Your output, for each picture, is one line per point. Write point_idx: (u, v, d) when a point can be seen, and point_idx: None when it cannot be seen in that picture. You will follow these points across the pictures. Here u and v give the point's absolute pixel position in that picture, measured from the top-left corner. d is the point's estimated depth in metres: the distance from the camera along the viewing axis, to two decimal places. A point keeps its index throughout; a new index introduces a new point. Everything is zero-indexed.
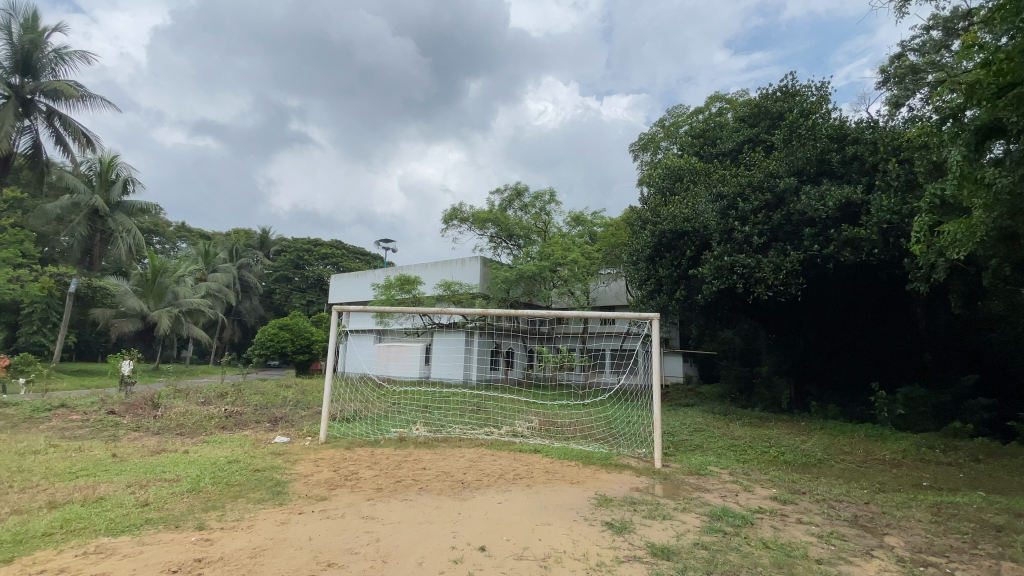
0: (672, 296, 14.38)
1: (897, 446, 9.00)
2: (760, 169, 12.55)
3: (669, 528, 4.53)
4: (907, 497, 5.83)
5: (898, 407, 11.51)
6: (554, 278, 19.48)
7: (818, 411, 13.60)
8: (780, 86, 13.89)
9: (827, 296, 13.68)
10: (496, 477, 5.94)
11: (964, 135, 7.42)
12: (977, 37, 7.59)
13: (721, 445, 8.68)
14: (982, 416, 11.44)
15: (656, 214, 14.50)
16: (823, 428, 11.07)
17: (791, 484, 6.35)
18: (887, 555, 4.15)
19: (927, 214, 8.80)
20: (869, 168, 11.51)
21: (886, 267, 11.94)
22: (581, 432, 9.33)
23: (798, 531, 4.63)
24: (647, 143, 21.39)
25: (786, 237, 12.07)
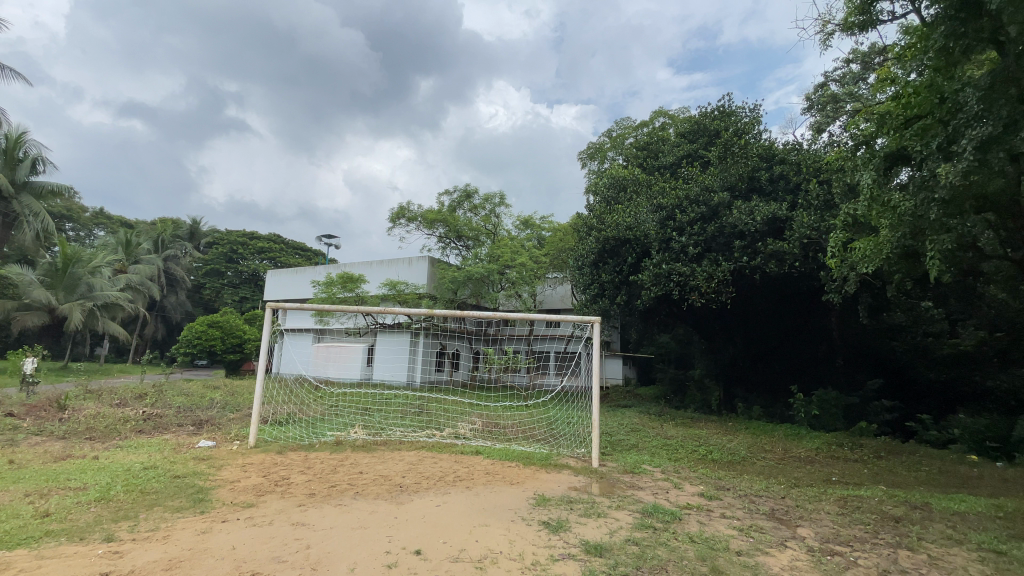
0: (614, 301, 14.83)
1: (811, 444, 9.76)
2: (696, 183, 13.21)
3: (603, 525, 4.67)
4: (818, 491, 6.33)
5: (813, 408, 12.48)
6: (502, 280, 19.56)
7: (744, 412, 14.49)
8: (717, 105, 14.77)
9: (754, 304, 14.58)
10: (436, 479, 5.88)
11: (875, 161, 8.21)
12: (889, 72, 8.42)
13: (654, 445, 9.07)
14: (884, 417, 12.64)
15: (600, 221, 14.95)
16: (747, 428, 11.81)
17: (717, 481, 6.72)
18: (798, 545, 4.50)
19: (842, 231, 9.63)
20: (792, 187, 12.45)
21: (806, 279, 12.93)
22: (523, 433, 9.45)
23: (722, 526, 4.90)
24: (595, 152, 21.99)
25: (719, 248, 12.77)
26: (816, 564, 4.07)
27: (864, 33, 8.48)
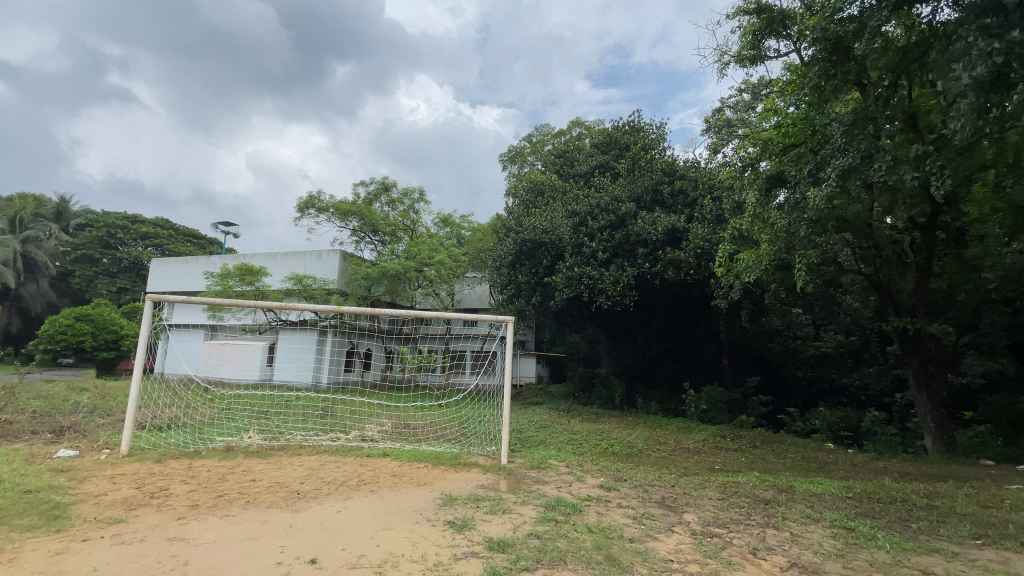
0: (529, 302, 15.17)
1: (700, 436, 10.68)
2: (607, 193, 13.94)
3: (508, 521, 4.77)
4: (703, 479, 6.96)
5: (702, 403, 13.69)
6: (419, 278, 19.18)
7: (643, 407, 15.53)
8: (628, 121, 15.72)
9: (655, 308, 15.66)
10: (337, 484, 5.65)
11: (759, 182, 9.20)
12: (773, 103, 9.49)
13: (561, 440, 9.43)
14: (761, 410, 14.18)
15: (518, 223, 15.25)
16: (646, 422, 12.67)
17: (615, 472, 7.14)
18: (684, 529, 4.92)
19: (729, 243, 10.68)
20: (690, 202, 13.54)
21: (700, 286, 14.12)
22: (433, 433, 9.36)
23: (618, 515, 5.22)
24: (516, 156, 22.34)
25: (625, 254, 13.55)
26: (697, 545, 4.48)
27: (754, 66, 9.42)
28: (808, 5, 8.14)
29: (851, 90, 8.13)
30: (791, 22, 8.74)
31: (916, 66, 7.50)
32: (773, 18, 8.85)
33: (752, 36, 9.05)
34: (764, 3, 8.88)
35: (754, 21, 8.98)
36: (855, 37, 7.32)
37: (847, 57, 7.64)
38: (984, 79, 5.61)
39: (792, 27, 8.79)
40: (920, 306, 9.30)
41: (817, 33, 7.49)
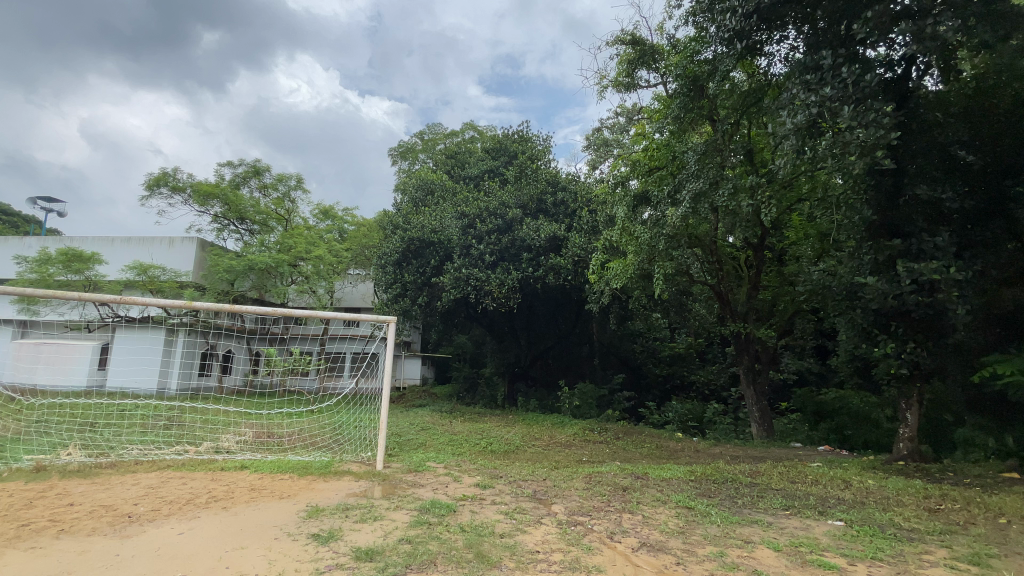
0: (414, 302, 14.90)
1: (571, 430, 11.38)
2: (495, 197, 14.32)
3: (378, 528, 4.64)
4: (571, 471, 7.44)
5: (576, 400, 14.63)
6: (294, 274, 17.83)
7: (523, 405, 16.13)
8: (518, 130, 16.37)
9: (537, 310, 16.38)
10: (181, 503, 5.01)
11: (628, 199, 10.18)
12: (642, 127, 10.50)
13: (441, 441, 9.42)
14: (625, 405, 15.55)
15: (405, 221, 14.95)
16: (524, 419, 13.18)
17: (491, 470, 7.32)
18: (552, 520, 5.21)
19: (602, 253, 11.61)
20: (570, 212, 14.46)
21: (578, 291, 15.05)
22: (302, 441, 8.76)
23: (491, 512, 5.36)
24: (406, 152, 21.81)
25: (511, 258, 13.94)
26: (562, 535, 4.77)
27: (628, 93, 10.35)
28: (673, 44, 9.20)
29: (704, 125, 9.36)
30: (660, 57, 9.75)
31: (754, 109, 8.91)
32: (645, 51, 9.80)
33: (627, 65, 9.96)
34: (638, 36, 9.82)
35: (629, 52, 9.90)
36: (709, 78, 8.50)
37: (702, 94, 8.81)
38: (803, 126, 6.82)
39: (660, 61, 9.81)
40: (750, 313, 10.96)
41: (679, 69, 8.74)
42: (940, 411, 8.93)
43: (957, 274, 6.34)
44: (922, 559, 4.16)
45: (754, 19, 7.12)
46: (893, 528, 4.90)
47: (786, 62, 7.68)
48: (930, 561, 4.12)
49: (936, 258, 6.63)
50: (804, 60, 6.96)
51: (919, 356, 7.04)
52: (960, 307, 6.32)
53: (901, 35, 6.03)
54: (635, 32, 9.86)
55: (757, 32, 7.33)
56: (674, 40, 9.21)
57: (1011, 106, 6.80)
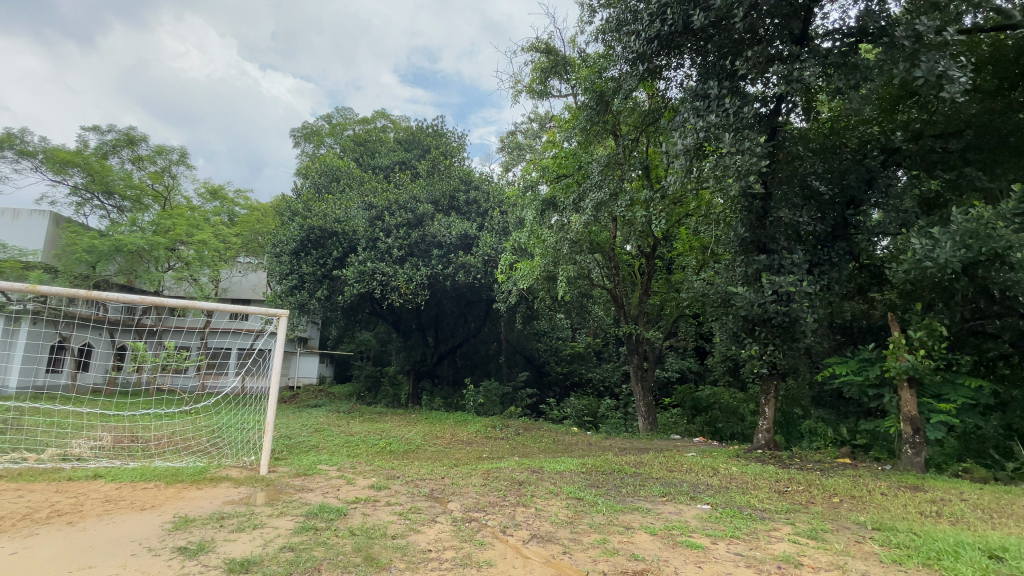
0: (312, 295, 14.05)
1: (473, 428, 11.45)
2: (406, 190, 14.05)
3: (257, 537, 4.32)
4: (470, 468, 7.50)
5: (480, 397, 14.76)
6: (172, 259, 15.99)
7: (426, 404, 15.90)
8: (432, 124, 16.36)
9: (445, 307, 16.29)
10: (13, 520, 4.28)
11: (536, 203, 10.68)
12: (553, 135, 10.90)
13: (335, 442, 9.01)
14: (527, 402, 15.98)
15: (306, 209, 14.13)
16: (426, 418, 13.02)
17: (388, 470, 7.14)
18: (446, 518, 5.22)
19: (511, 254, 11.87)
20: (482, 211, 14.67)
21: (486, 290, 15.19)
22: (173, 446, 7.90)
23: (384, 513, 5.23)
24: (311, 135, 20.54)
25: (419, 254, 13.72)
26: (456, 532, 4.79)
27: (541, 100, 10.70)
28: (584, 59, 9.66)
29: (609, 139, 9.97)
30: (571, 70, 10.17)
31: (652, 128, 9.46)
32: (557, 61, 10.17)
33: (541, 73, 10.29)
34: (552, 46, 10.16)
35: (543, 60, 10.22)
36: (614, 94, 9.10)
37: (607, 109, 9.45)
38: (692, 147, 7.56)
39: (570, 73, 10.24)
40: (642, 316, 11.83)
41: (588, 84, 9.31)
42: (791, 405, 10.28)
43: (807, 288, 7.36)
44: (770, 534, 4.78)
45: (655, 44, 7.69)
46: (750, 509, 5.58)
47: (681, 88, 8.39)
48: (776, 536, 4.74)
49: (793, 272, 7.64)
50: (696, 88, 7.66)
51: (777, 358, 8.04)
52: (809, 316, 7.36)
53: (774, 76, 6.88)
54: (549, 42, 10.19)
55: (658, 57, 7.92)
56: (584, 54, 9.68)
57: (856, 146, 8.04)
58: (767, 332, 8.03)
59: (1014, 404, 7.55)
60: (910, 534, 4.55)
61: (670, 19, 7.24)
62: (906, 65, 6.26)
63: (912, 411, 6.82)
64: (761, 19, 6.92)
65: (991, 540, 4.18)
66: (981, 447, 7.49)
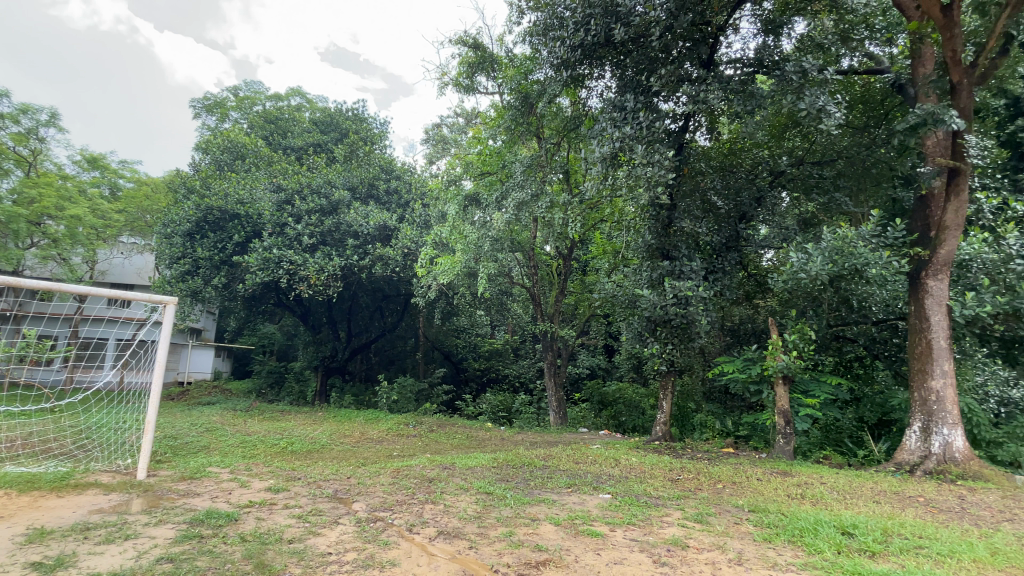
0: (208, 282, 12.85)
1: (385, 425, 11.13)
2: (320, 175, 13.35)
3: (129, 549, 3.88)
4: (378, 467, 7.28)
5: (393, 394, 14.40)
6: (35, 234, 13.84)
7: (335, 401, 15.20)
8: (351, 107, 15.67)
9: (359, 299, 15.70)
10: None
11: (459, 198, 10.77)
12: (479, 131, 10.90)
13: (230, 443, 8.33)
14: (443, 399, 15.83)
15: (205, 187, 12.95)
16: (334, 416, 12.44)
17: (288, 471, 6.73)
18: (350, 519, 5.02)
19: (431, 248, 11.71)
20: (402, 203, 14.35)
21: (403, 283, 14.84)
22: (28, 450, 6.87)
23: (281, 517, 4.93)
24: (214, 106, 18.77)
25: (333, 243, 13.10)
26: (359, 533, 4.64)
27: (467, 95, 10.66)
28: (511, 59, 9.80)
29: (532, 140, 10.27)
30: (497, 67, 10.23)
31: (573, 134, 9.86)
32: (484, 58, 10.19)
33: (467, 67, 10.26)
34: (479, 42, 10.16)
35: (470, 55, 10.17)
36: (538, 97, 9.43)
37: (531, 111, 9.73)
38: (609, 155, 7.95)
39: (497, 71, 10.31)
40: (557, 315, 12.20)
41: (513, 84, 9.58)
42: (687, 401, 11.15)
43: (703, 292, 8.05)
44: (662, 520, 5.15)
45: (579, 52, 7.94)
46: (646, 497, 5.97)
47: (602, 98, 8.75)
48: (667, 521, 5.12)
49: (691, 278, 8.32)
50: (615, 99, 8.03)
51: (674, 356, 8.68)
52: (704, 318, 8.05)
53: (683, 95, 7.43)
54: (477, 37, 10.17)
55: (581, 65, 8.19)
56: (512, 54, 9.81)
57: (749, 168, 8.92)
58: (666, 332, 8.60)
59: (866, 399, 8.68)
60: (778, 514, 5.12)
61: (594, 30, 7.54)
62: (793, 97, 7.01)
63: (784, 405, 7.74)
64: (674, 41, 7.42)
65: (842, 518, 4.83)
66: (838, 436, 8.49)
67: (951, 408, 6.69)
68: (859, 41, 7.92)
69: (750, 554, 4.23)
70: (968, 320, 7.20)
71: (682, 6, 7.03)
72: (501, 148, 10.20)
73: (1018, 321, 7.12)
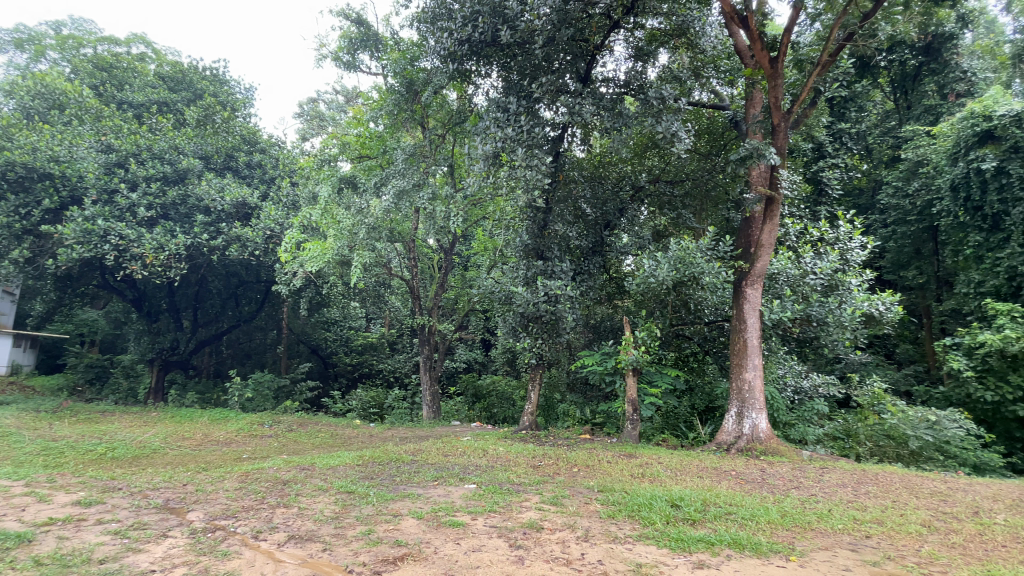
0: (3, 254, 10.41)
1: (235, 426, 10.03)
2: (164, 138, 11.63)
3: None
4: (223, 471, 6.57)
5: (247, 392, 13.06)
6: None
7: (175, 400, 13.34)
8: (210, 67, 13.88)
9: (210, 284, 14.00)
10: None
11: (332, 179, 10.30)
12: (359, 112, 10.39)
13: (25, 451, 6.86)
14: (307, 396, 14.74)
15: (4, 137, 10.52)
16: (172, 416, 10.90)
17: (105, 481, 5.75)
18: (182, 531, 4.46)
19: (298, 232, 10.85)
20: (267, 179, 13.18)
21: (265, 268, 13.59)
22: None
23: (91, 534, 4.19)
24: (26, 41, 15.41)
25: (178, 218, 11.50)
26: (193, 545, 4.14)
27: (347, 72, 10.10)
28: (397, 42, 9.54)
29: (416, 129, 10.12)
30: (381, 48, 9.84)
31: (458, 128, 9.92)
32: (368, 35, 9.77)
33: (349, 43, 9.76)
34: (363, 18, 9.70)
35: (352, 30, 9.70)
36: (423, 85, 9.37)
37: (416, 99, 9.58)
38: (491, 154, 8.08)
39: (381, 52, 9.90)
40: (435, 309, 12.10)
41: (398, 68, 9.29)
42: (553, 392, 11.83)
43: (571, 292, 8.60)
44: (521, 505, 5.43)
45: (466, 48, 7.93)
46: (509, 484, 6.22)
47: (487, 96, 8.88)
48: (526, 506, 5.40)
49: (561, 278, 8.85)
50: (499, 99, 8.19)
51: (543, 350, 9.10)
52: (570, 315, 8.61)
53: (562, 105, 7.82)
54: (361, 12, 9.71)
55: (468, 61, 8.20)
56: (397, 37, 9.54)
57: (616, 180, 9.74)
58: (537, 328, 9.00)
59: (697, 389, 10.01)
60: (622, 493, 5.70)
61: (481, 27, 7.60)
62: (653, 121, 7.82)
63: (633, 394, 8.63)
64: (555, 53, 7.80)
65: (673, 493, 5.54)
66: (675, 421, 9.66)
67: (758, 394, 8.03)
68: (708, 79, 9.07)
69: (596, 531, 4.64)
70: (774, 323, 8.72)
71: (565, 20, 7.36)
72: (383, 133, 9.84)
73: (808, 325, 8.88)
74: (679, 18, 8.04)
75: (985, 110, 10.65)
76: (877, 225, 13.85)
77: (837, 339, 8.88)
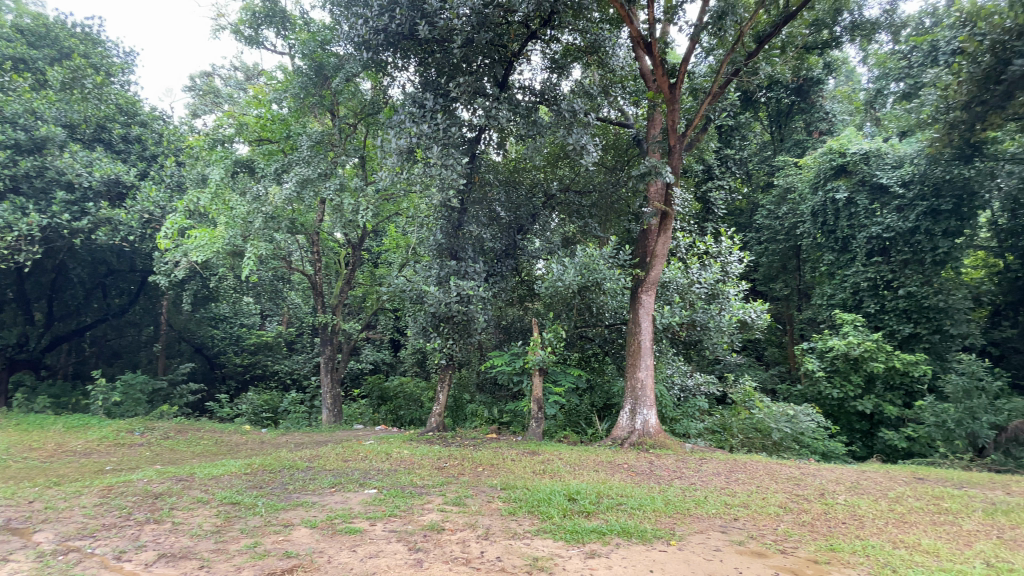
0: None
1: (96, 434, 8.80)
2: (16, 99, 9.94)
3: None
4: (81, 485, 5.75)
5: (114, 395, 11.51)
6: None
7: (20, 405, 11.41)
8: (80, 23, 12.12)
9: (71, 272, 12.18)
10: None
11: (227, 161, 9.47)
12: (261, 92, 9.66)
13: None
14: (188, 399, 13.32)
15: None
16: (12, 424, 9.29)
17: None
18: (24, 555, 3.85)
19: (182, 216, 9.79)
20: (147, 156, 11.80)
21: (141, 256, 12.12)
22: None
23: None
24: None
25: (30, 193, 9.87)
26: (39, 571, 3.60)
27: (248, 47, 9.36)
28: (307, 23, 9.03)
29: (325, 116, 9.65)
30: (289, 26, 9.25)
31: (370, 119, 9.62)
32: (274, 12, 9.15)
33: (251, 16, 9.08)
34: None
35: (255, 3, 9.04)
36: (334, 70, 8.99)
37: (326, 84, 9.19)
38: (405, 150, 7.89)
39: (288, 30, 9.30)
40: (339, 307, 11.54)
41: (307, 50, 8.90)
42: (460, 392, 11.79)
43: (482, 293, 8.68)
44: (422, 508, 5.37)
45: (382, 37, 7.71)
46: (411, 487, 6.13)
47: (403, 90, 8.68)
48: (427, 508, 5.35)
49: (474, 279, 8.88)
50: (415, 94, 8.07)
51: (453, 350, 9.07)
52: (481, 316, 8.68)
53: (479, 108, 7.86)
54: None
55: (384, 51, 7.98)
56: (307, 17, 9.02)
57: (529, 185, 10.03)
58: (447, 328, 8.96)
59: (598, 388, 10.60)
60: (523, 489, 5.88)
61: (399, 19, 7.43)
62: (564, 132, 8.18)
63: (538, 393, 8.94)
64: (474, 54, 7.85)
65: (570, 487, 5.82)
66: (576, 418, 10.15)
67: (649, 392, 8.68)
68: (616, 98, 9.67)
69: (496, 529, 4.73)
70: (665, 327, 9.54)
71: (483, 23, 7.41)
72: (287, 116, 9.25)
73: (692, 329, 9.85)
74: (592, 36, 8.52)
75: (841, 147, 12.51)
76: (754, 242, 15.60)
77: (717, 342, 9.90)
